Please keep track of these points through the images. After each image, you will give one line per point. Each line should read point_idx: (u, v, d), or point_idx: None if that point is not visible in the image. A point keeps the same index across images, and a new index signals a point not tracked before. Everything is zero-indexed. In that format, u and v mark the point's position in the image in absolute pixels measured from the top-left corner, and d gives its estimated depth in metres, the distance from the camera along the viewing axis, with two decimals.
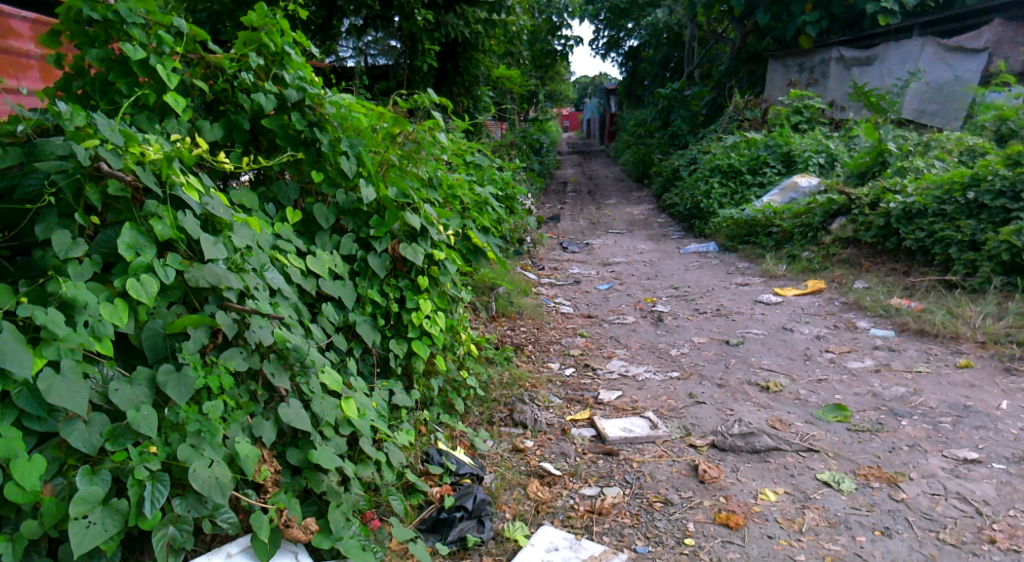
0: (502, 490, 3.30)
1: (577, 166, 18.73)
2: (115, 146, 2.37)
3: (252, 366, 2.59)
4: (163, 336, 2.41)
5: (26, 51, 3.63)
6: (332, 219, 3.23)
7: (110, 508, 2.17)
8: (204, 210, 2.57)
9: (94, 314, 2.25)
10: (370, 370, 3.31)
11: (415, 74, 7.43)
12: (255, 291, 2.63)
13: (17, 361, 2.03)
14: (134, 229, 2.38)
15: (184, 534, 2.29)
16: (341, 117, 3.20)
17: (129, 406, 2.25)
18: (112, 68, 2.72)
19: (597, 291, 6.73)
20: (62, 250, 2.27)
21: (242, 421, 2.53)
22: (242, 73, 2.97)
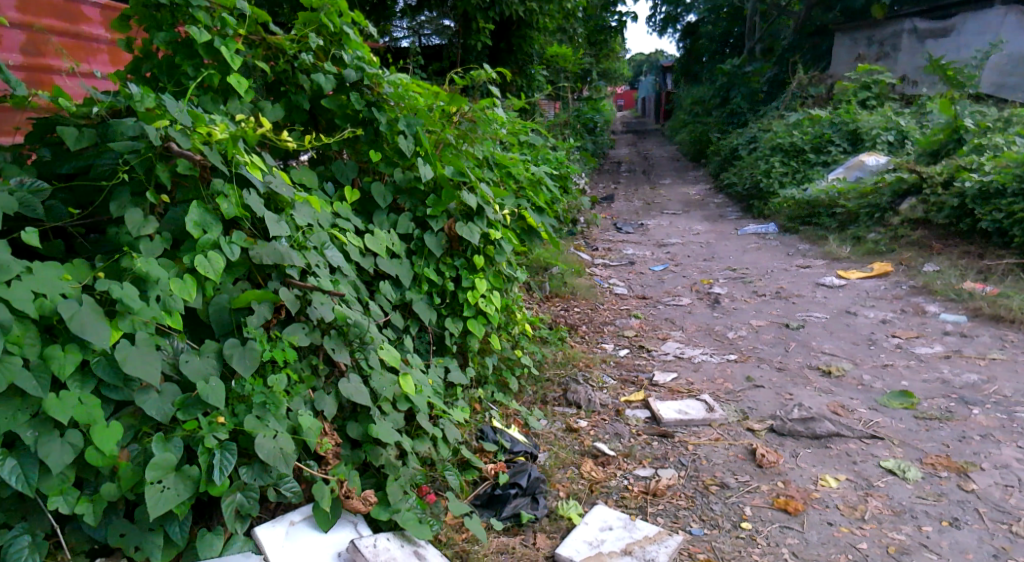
0: (555, 468, 3.32)
1: (632, 145, 18.51)
2: (183, 126, 2.42)
3: (314, 342, 2.65)
4: (229, 311, 2.49)
5: (95, 36, 3.74)
6: (390, 198, 3.26)
7: (181, 474, 2.26)
8: (268, 188, 2.63)
9: (166, 289, 2.32)
10: (426, 347, 3.36)
11: (469, 53, 7.40)
12: (316, 269, 2.69)
13: (95, 332, 2.11)
14: (202, 207, 2.45)
15: (251, 501, 2.39)
16: (399, 97, 3.20)
17: (199, 378, 2.33)
18: (178, 51, 2.78)
19: (651, 272, 6.65)
20: (135, 228, 2.36)
21: (305, 395, 2.60)
22: (302, 54, 3.00)
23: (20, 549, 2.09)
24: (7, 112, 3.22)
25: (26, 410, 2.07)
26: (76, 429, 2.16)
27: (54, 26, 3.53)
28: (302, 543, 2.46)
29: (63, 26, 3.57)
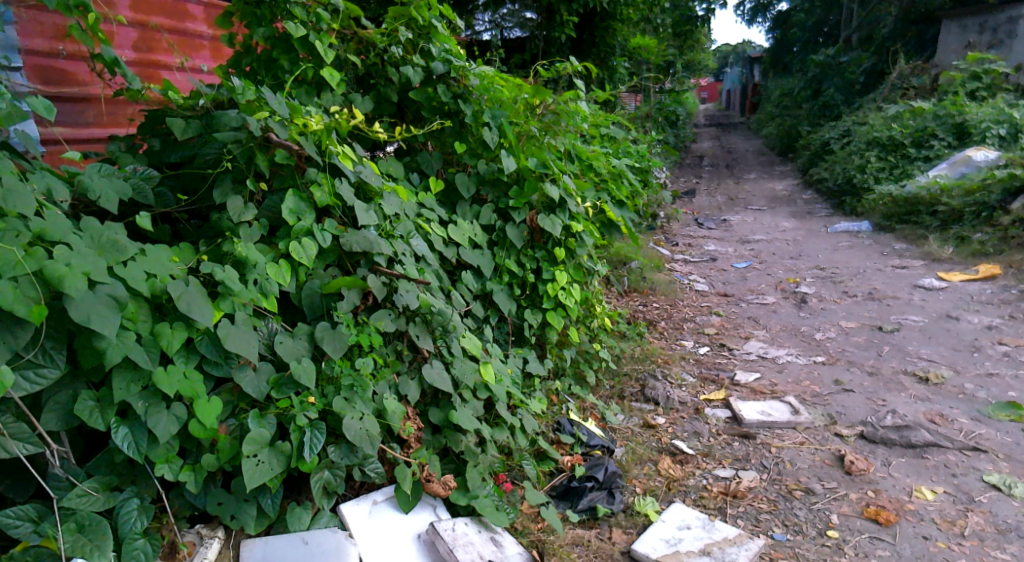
0: (632, 464, 3.31)
1: (716, 139, 18.12)
2: (282, 118, 2.53)
3: (400, 328, 2.74)
4: (320, 295, 2.60)
5: (199, 33, 3.92)
6: (474, 189, 3.30)
7: (275, 449, 2.37)
8: (358, 178, 2.71)
9: (262, 273, 2.43)
10: (505, 337, 3.40)
11: (551, 46, 7.43)
12: (402, 257, 2.78)
13: (201, 312, 2.22)
14: (297, 195, 2.57)
15: (338, 479, 2.49)
16: (485, 89, 3.22)
17: (291, 358, 2.45)
18: (276, 46, 2.90)
19: (734, 269, 6.51)
20: (236, 214, 2.48)
21: (389, 379, 2.69)
22: (392, 47, 3.09)
23: (129, 511, 2.23)
24: (122, 104, 3.60)
25: (137, 382, 2.19)
26: (181, 402, 2.28)
27: (164, 24, 3.72)
28: (384, 522, 2.57)
29: (172, 23, 3.77)
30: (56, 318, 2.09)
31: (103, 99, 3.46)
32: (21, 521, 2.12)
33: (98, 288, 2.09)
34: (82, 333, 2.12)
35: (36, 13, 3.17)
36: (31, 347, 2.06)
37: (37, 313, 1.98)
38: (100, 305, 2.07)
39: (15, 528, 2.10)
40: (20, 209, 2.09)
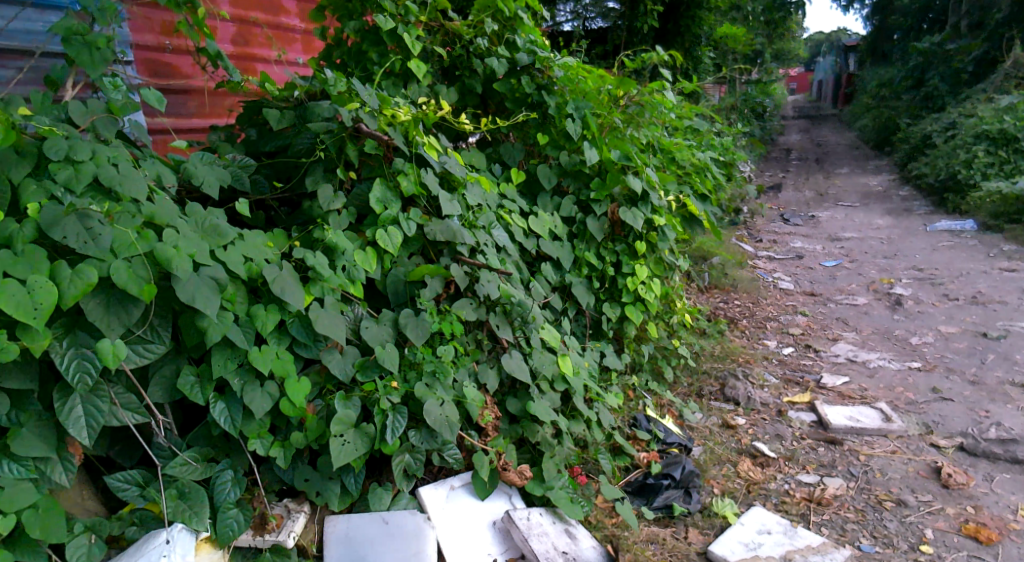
0: (710, 464, 3.26)
1: (805, 132, 17.53)
2: (371, 109, 2.59)
3: (481, 317, 2.78)
4: (404, 283, 2.68)
5: (292, 27, 4.05)
6: (555, 180, 3.31)
7: (360, 431, 2.44)
8: (443, 168, 2.74)
9: (350, 259, 2.51)
10: (583, 331, 3.40)
11: (634, 36, 7.37)
12: (484, 247, 2.83)
13: (293, 295, 2.31)
14: (384, 185, 2.63)
15: (418, 463, 2.56)
16: (569, 80, 3.20)
17: (377, 343, 2.52)
18: (366, 38, 2.96)
19: (822, 268, 6.30)
20: (326, 202, 2.55)
21: (469, 367, 2.75)
22: (478, 38, 3.10)
23: (224, 482, 2.35)
24: (221, 96, 3.75)
25: (234, 360, 2.31)
26: (274, 381, 2.38)
27: (260, 18, 3.86)
28: (461, 507, 2.64)
29: (268, 18, 3.90)
30: (163, 298, 2.21)
31: (204, 91, 3.61)
32: (129, 486, 2.26)
33: (202, 270, 2.20)
34: (186, 311, 2.24)
35: (146, 10, 3.32)
36: (141, 323, 2.19)
37: (147, 292, 2.09)
38: (204, 286, 2.17)
39: (124, 492, 2.25)
40: (134, 194, 2.23)
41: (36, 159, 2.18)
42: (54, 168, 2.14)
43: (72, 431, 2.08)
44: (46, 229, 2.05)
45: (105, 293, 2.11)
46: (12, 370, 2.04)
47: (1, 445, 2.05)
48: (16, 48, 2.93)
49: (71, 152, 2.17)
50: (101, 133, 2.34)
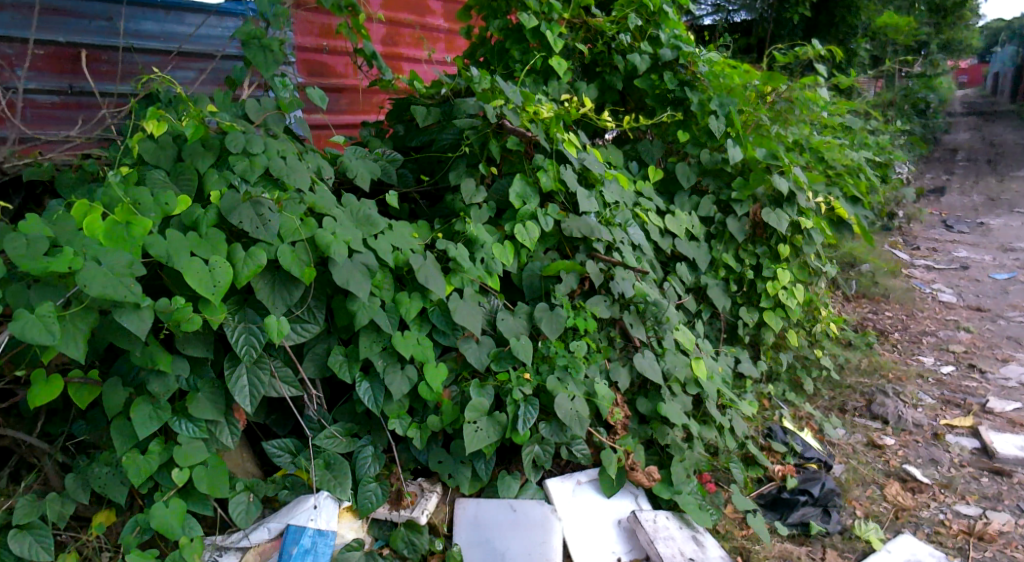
0: (852, 484, 3.09)
1: (974, 131, 16.14)
2: (515, 106, 2.65)
3: (614, 315, 2.80)
4: (540, 277, 2.73)
5: (437, 27, 4.19)
6: (694, 179, 3.23)
7: (492, 419, 2.53)
8: (582, 164, 2.77)
9: (489, 252, 2.59)
10: (716, 335, 3.32)
11: (782, 28, 7.03)
12: (620, 245, 2.83)
13: (436, 283, 2.43)
14: (524, 180, 2.70)
15: (546, 455, 2.61)
16: (714, 76, 3.11)
17: (511, 335, 2.61)
18: (508, 37, 3.02)
19: (991, 281, 5.79)
20: (468, 196, 2.65)
21: (601, 364, 2.76)
22: (620, 34, 3.10)
23: (365, 457, 2.49)
24: (371, 93, 3.96)
25: (379, 343, 2.44)
26: (413, 364, 2.52)
27: (408, 19, 4.02)
28: (586, 503, 2.65)
29: (415, 19, 4.06)
30: (320, 282, 2.39)
31: (357, 89, 3.83)
32: (283, 453, 2.44)
33: (355, 256, 2.34)
34: (339, 295, 2.41)
35: (310, 14, 3.54)
36: (300, 304, 2.37)
37: (308, 274, 2.27)
38: (356, 271, 2.32)
39: (278, 458, 2.43)
40: (298, 184, 2.39)
41: (218, 152, 2.39)
42: (233, 160, 2.35)
43: (238, 398, 2.28)
44: (226, 213, 2.25)
45: (272, 274, 2.30)
46: (193, 339, 2.25)
47: (181, 405, 2.27)
48: (204, 52, 3.29)
49: (248, 145, 2.37)
50: (272, 128, 2.53)
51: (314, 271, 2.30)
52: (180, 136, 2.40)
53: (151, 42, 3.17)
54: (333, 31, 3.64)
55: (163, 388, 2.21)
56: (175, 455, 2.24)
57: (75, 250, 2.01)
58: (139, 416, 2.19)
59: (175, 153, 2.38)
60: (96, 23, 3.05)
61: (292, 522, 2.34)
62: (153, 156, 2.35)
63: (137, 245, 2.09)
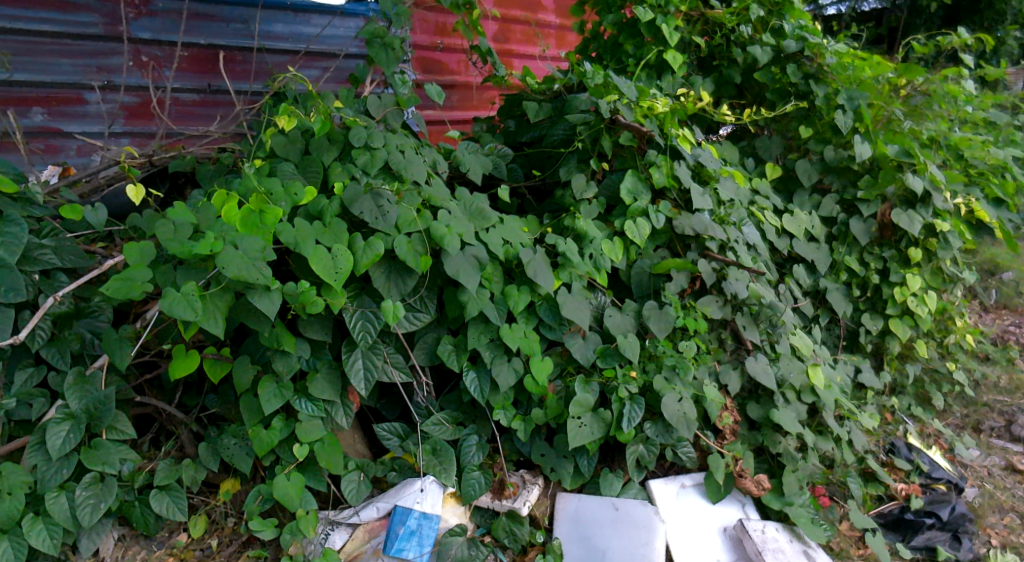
0: (987, 509, 2.92)
1: None
2: (629, 101, 2.63)
3: (726, 316, 2.73)
4: (649, 274, 2.70)
5: (548, 22, 4.22)
6: (816, 177, 3.10)
7: (597, 415, 2.53)
8: (696, 161, 2.73)
9: (598, 248, 2.59)
10: (834, 342, 3.19)
11: (915, 18, 6.15)
12: (735, 244, 2.75)
13: (545, 277, 2.46)
14: (636, 176, 2.67)
15: (651, 455, 2.59)
16: (842, 68, 2.99)
17: (619, 331, 2.59)
18: (622, 31, 2.99)
19: None
20: (578, 191, 2.66)
21: (711, 366, 2.70)
22: (741, 26, 2.99)
23: (470, 445, 2.54)
24: (483, 89, 4.06)
25: (488, 334, 2.49)
26: (519, 357, 2.55)
27: (518, 15, 4.06)
28: (691, 507, 2.60)
29: (527, 15, 4.10)
30: (433, 273, 2.47)
31: (470, 85, 3.92)
32: (392, 436, 2.53)
33: (468, 249, 2.41)
34: (450, 286, 2.48)
35: (427, 13, 3.64)
36: (413, 293, 2.46)
37: (423, 265, 2.34)
38: (468, 263, 2.39)
39: (387, 440, 2.53)
40: (416, 177, 2.47)
41: (342, 146, 2.51)
42: (355, 154, 2.46)
43: (353, 380, 2.38)
44: (349, 204, 2.35)
45: (388, 263, 2.39)
46: (314, 323, 2.38)
47: (302, 385, 2.40)
48: (328, 51, 3.50)
49: (369, 140, 2.48)
50: (391, 123, 2.63)
51: (429, 261, 2.38)
52: (308, 131, 2.54)
53: (281, 43, 3.38)
54: (449, 30, 3.74)
55: (287, 366, 2.34)
56: (295, 431, 2.37)
57: (215, 235, 2.17)
58: (265, 393, 2.33)
59: (303, 147, 2.52)
60: (233, 26, 3.25)
61: (399, 503, 2.41)
62: (283, 149, 2.50)
63: (268, 231, 2.22)
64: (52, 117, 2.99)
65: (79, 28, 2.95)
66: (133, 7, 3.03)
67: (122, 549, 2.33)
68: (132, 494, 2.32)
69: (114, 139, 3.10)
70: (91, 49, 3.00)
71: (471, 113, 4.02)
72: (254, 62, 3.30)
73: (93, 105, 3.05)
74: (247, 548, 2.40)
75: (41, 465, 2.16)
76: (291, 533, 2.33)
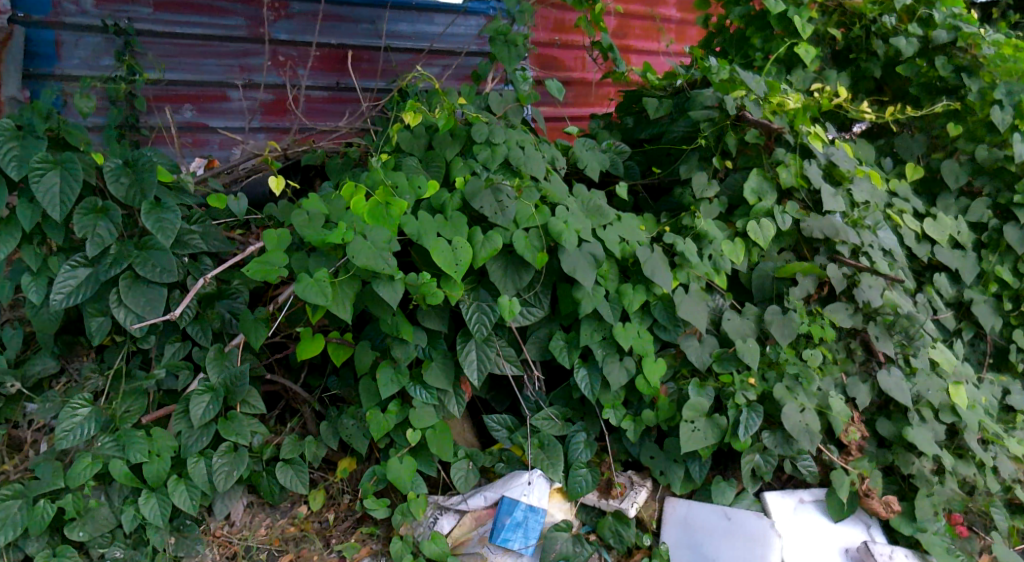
0: None
1: None
2: (757, 96, 2.53)
3: (856, 325, 2.57)
4: (772, 278, 2.60)
5: (668, 16, 4.12)
6: (965, 180, 2.87)
7: (712, 421, 2.45)
8: (829, 160, 2.62)
9: (718, 249, 2.52)
10: (979, 359, 2.90)
11: None
12: (869, 248, 2.60)
13: (661, 277, 2.41)
14: (762, 175, 2.57)
15: (768, 465, 2.49)
16: (1001, 60, 2.72)
17: (738, 336, 2.51)
18: (751, 24, 2.90)
19: None
20: (699, 189, 2.59)
21: (837, 377, 2.56)
22: (884, 16, 2.81)
23: (578, 442, 2.54)
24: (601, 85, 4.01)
25: (600, 332, 2.48)
26: (632, 356, 2.53)
27: (640, 11, 4.01)
28: (810, 523, 2.48)
29: (646, 10, 4.02)
30: (549, 269, 2.48)
31: (587, 82, 3.91)
32: (501, 428, 2.58)
33: (584, 246, 2.40)
34: (565, 282, 2.48)
35: (546, 10, 3.65)
36: (527, 288, 2.48)
37: (540, 260, 2.36)
38: (583, 260, 2.38)
39: (496, 432, 2.57)
40: (534, 172, 2.49)
41: (464, 141, 2.57)
42: (477, 149, 2.51)
43: (466, 370, 2.44)
44: (470, 198, 2.40)
45: (505, 258, 2.43)
46: (431, 313, 2.44)
47: (417, 372, 2.48)
48: (450, 49, 3.60)
49: (491, 135, 2.51)
50: (511, 120, 2.66)
51: (545, 256, 2.39)
52: (432, 127, 2.62)
53: (405, 42, 3.50)
54: (567, 26, 3.73)
55: (404, 354, 2.43)
56: (410, 416, 2.44)
57: (345, 225, 2.28)
58: (384, 377, 2.42)
59: (427, 142, 2.60)
60: (362, 26, 3.40)
61: (507, 494, 2.44)
62: (408, 144, 2.60)
63: (393, 223, 2.31)
64: (200, 113, 3.24)
65: (225, 30, 3.18)
66: (273, 10, 3.23)
67: (250, 515, 2.51)
68: (261, 464, 2.48)
69: (252, 134, 3.33)
70: (235, 50, 3.23)
71: (586, 110, 4.01)
72: (381, 60, 3.45)
73: (235, 102, 3.28)
74: (360, 525, 2.53)
75: (183, 432, 2.34)
76: (402, 514, 2.43)
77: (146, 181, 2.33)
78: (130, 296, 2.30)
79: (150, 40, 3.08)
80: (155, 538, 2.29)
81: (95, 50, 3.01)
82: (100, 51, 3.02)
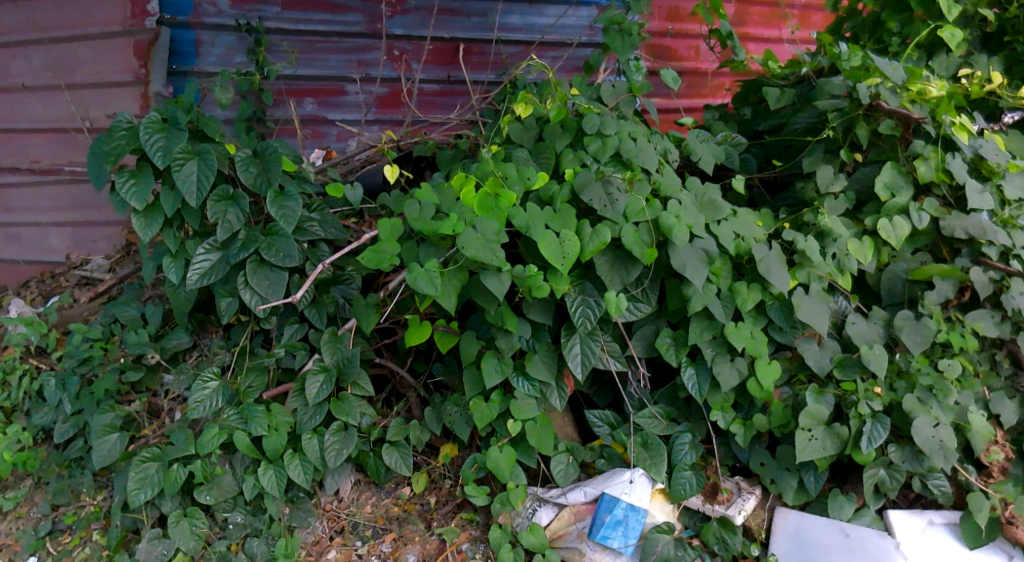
0: None
1: None
2: (895, 84, 2.32)
3: (1004, 335, 2.34)
4: (904, 280, 2.39)
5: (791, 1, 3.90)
6: None
7: (831, 430, 2.31)
8: (975, 153, 2.39)
9: (843, 248, 2.36)
10: None
11: None
12: (1021, 251, 2.36)
13: (779, 277, 2.29)
14: (896, 168, 2.39)
15: (895, 481, 2.31)
16: None
17: (863, 342, 2.34)
18: (887, 7, 2.69)
19: None
20: (823, 184, 2.45)
21: (978, 392, 2.35)
22: None
23: (682, 443, 2.47)
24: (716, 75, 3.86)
25: (711, 330, 2.39)
26: (744, 357, 2.41)
27: None
28: (941, 547, 2.28)
29: None
30: (659, 264, 2.41)
31: (702, 72, 3.76)
32: (603, 424, 2.55)
33: (696, 241, 2.32)
34: (674, 278, 2.41)
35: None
36: (635, 284, 2.43)
37: (649, 255, 2.31)
38: (694, 256, 2.30)
39: (597, 427, 2.55)
40: (646, 165, 2.41)
41: (575, 133, 2.53)
42: (587, 140, 2.46)
43: (569, 364, 2.42)
44: (579, 190, 2.37)
45: (613, 252, 2.38)
46: (537, 305, 2.44)
47: (520, 363, 2.49)
48: (560, 40, 3.59)
49: (602, 127, 2.46)
50: (624, 111, 2.60)
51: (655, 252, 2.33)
52: (543, 118, 2.61)
53: (516, 34, 3.51)
54: (683, 14, 3.60)
55: (509, 345, 2.44)
56: (512, 407, 2.46)
57: (455, 215, 2.30)
58: (488, 367, 2.44)
59: (537, 133, 2.59)
60: (473, 19, 3.44)
61: (607, 490, 2.40)
62: (519, 136, 2.60)
63: (502, 214, 2.31)
64: (321, 106, 3.40)
65: (346, 26, 3.30)
66: (390, 6, 3.32)
67: (357, 492, 2.62)
68: (368, 444, 2.57)
69: (367, 126, 3.46)
70: (355, 45, 3.35)
71: (701, 101, 3.86)
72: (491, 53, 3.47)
73: (353, 96, 3.41)
74: (460, 510, 2.59)
75: (299, 409, 2.47)
76: (501, 503, 2.45)
77: (273, 170, 2.47)
78: (255, 278, 2.45)
79: (278, 38, 3.26)
80: (272, 507, 2.44)
81: (229, 48, 3.23)
82: (234, 49, 3.23)
